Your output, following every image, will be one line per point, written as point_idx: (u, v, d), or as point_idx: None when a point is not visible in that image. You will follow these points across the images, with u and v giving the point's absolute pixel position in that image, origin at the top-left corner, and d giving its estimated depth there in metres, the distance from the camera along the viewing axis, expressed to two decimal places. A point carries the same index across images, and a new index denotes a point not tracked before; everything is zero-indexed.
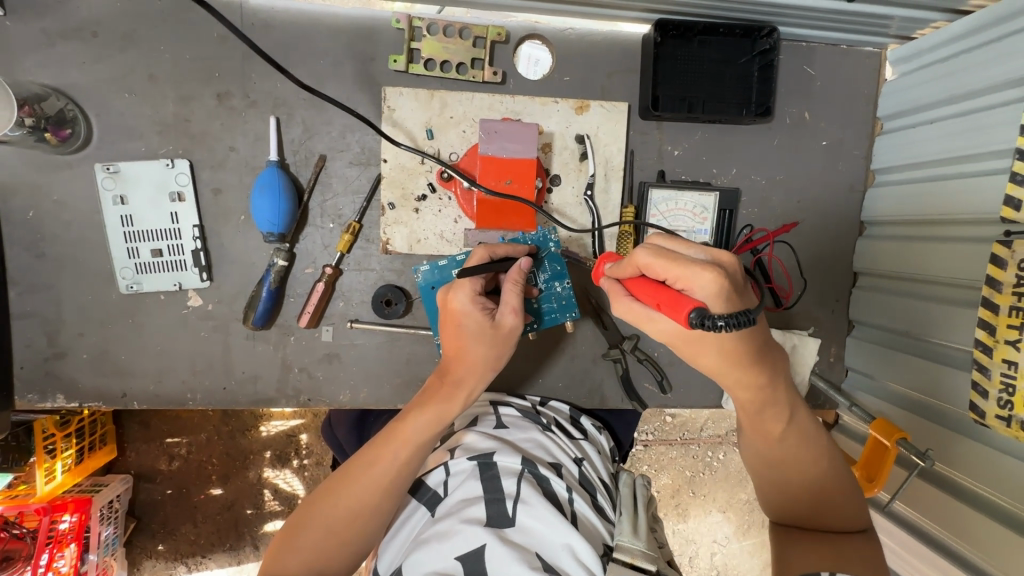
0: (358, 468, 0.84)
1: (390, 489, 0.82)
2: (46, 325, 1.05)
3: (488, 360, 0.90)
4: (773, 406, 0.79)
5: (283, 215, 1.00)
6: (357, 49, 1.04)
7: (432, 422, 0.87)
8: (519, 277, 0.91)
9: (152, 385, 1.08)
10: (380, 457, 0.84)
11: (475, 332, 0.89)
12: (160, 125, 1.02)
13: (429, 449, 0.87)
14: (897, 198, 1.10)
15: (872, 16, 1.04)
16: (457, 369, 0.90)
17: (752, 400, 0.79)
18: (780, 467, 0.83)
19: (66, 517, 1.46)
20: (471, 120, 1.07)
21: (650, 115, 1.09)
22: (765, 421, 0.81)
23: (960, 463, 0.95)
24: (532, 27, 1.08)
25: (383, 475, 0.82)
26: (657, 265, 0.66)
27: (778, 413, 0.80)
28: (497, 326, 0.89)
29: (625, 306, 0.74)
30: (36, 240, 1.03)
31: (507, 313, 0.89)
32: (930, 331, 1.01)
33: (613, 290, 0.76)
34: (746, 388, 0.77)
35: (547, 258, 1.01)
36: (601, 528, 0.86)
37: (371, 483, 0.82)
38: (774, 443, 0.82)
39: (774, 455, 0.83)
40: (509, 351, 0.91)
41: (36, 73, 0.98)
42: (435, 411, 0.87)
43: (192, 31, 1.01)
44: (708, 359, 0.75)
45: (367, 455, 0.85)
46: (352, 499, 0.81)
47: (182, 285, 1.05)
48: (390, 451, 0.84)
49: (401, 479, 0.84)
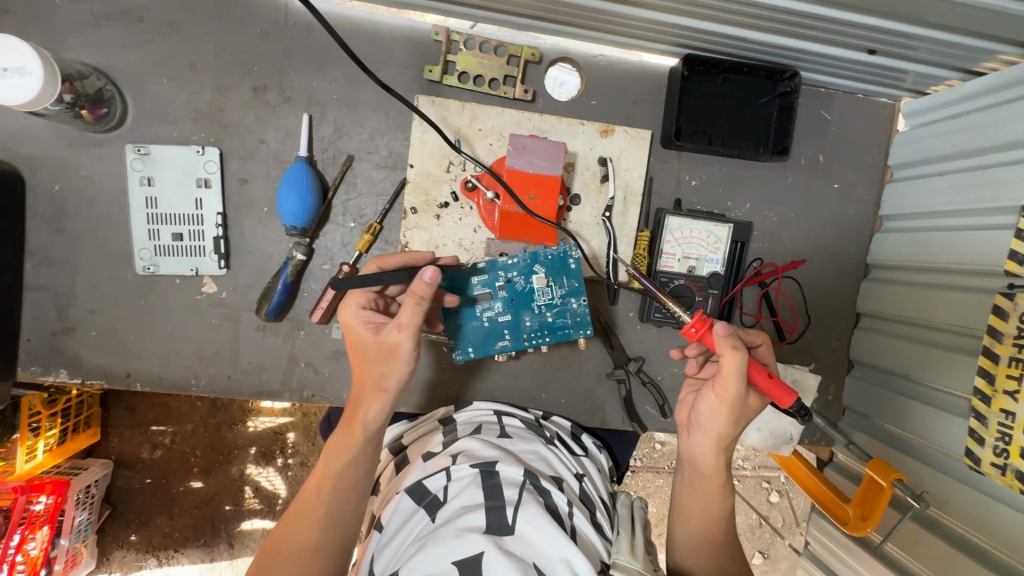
0: (294, 513, 0.88)
1: (326, 521, 0.86)
2: (57, 299, 1.05)
3: (379, 380, 0.89)
4: (726, 480, 0.92)
5: (308, 210, 1.02)
6: (394, 56, 1.08)
7: (344, 451, 0.89)
8: (419, 292, 0.84)
9: (158, 368, 1.08)
10: (308, 495, 0.88)
11: (362, 351, 0.90)
12: (196, 113, 1.04)
13: (349, 475, 0.89)
14: (904, 245, 1.14)
15: (888, 69, 1.09)
16: (357, 391, 0.92)
17: (719, 472, 0.91)
18: (700, 546, 0.91)
19: (42, 498, 1.41)
20: (500, 133, 1.09)
21: (672, 144, 1.12)
22: (709, 493, 0.92)
23: (953, 508, 0.97)
24: (564, 51, 1.12)
25: (314, 511, 0.86)
26: (762, 353, 0.96)
27: (722, 488, 0.92)
28: (384, 341, 0.88)
29: (739, 361, 0.82)
30: (57, 214, 1.03)
31: (392, 329, 0.87)
32: (929, 375, 1.03)
33: (734, 341, 0.82)
34: (724, 451, 0.90)
35: (568, 273, 1.00)
36: (599, 545, 0.86)
37: (307, 519, 0.86)
38: (706, 517, 0.92)
39: (699, 530, 0.92)
40: (403, 368, 0.88)
41: (79, 52, 1.00)
42: (343, 439, 0.90)
43: (236, 24, 1.03)
44: (731, 435, 0.88)
45: (302, 495, 0.89)
46: (295, 540, 0.85)
47: (199, 271, 1.06)
48: (313, 487, 0.89)
49: (331, 508, 0.87)
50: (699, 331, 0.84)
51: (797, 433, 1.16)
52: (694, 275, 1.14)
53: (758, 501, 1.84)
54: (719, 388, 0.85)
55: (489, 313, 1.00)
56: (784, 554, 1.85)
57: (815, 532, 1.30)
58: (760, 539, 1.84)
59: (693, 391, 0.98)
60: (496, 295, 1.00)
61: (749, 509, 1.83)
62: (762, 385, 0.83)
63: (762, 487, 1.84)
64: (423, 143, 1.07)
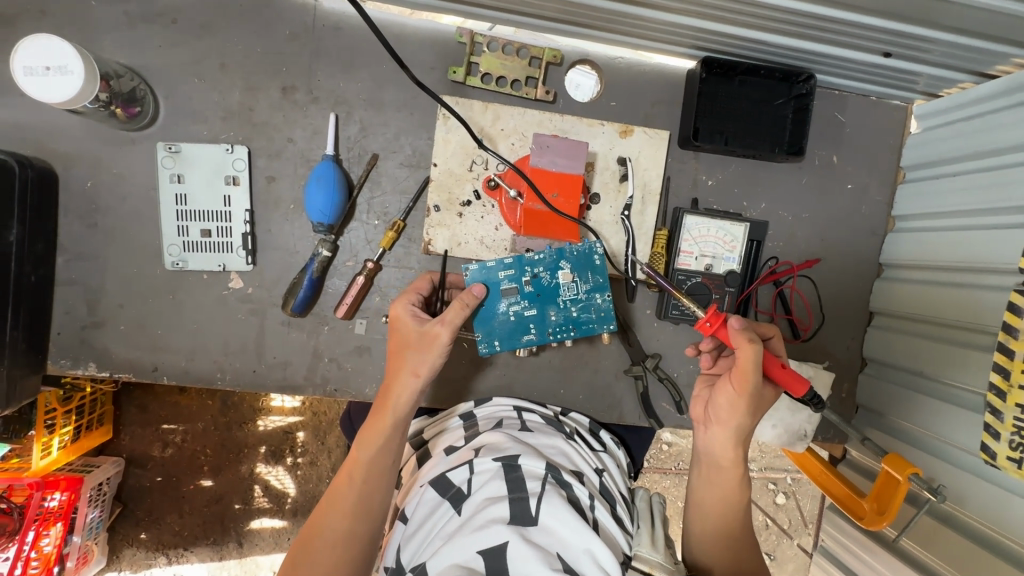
0: (327, 502, 0.88)
1: (355, 511, 0.86)
2: (87, 293, 1.07)
3: (412, 367, 0.93)
4: (743, 472, 0.93)
5: (335, 207, 1.04)
6: (419, 57, 1.10)
7: (375, 439, 0.91)
8: (467, 301, 0.94)
9: (183, 363, 1.10)
10: (340, 483, 0.88)
11: (404, 340, 0.95)
12: (226, 112, 1.06)
13: (381, 463, 0.90)
14: (917, 244, 1.16)
15: (901, 72, 1.11)
16: (386, 381, 0.94)
17: (734, 464, 0.92)
18: (718, 538, 0.92)
19: (57, 494, 1.44)
20: (522, 133, 1.11)
21: (689, 144, 1.15)
22: (727, 486, 0.93)
23: (969, 504, 0.99)
24: (584, 53, 1.15)
25: (347, 498, 0.87)
26: (774, 345, 0.97)
27: (739, 480, 0.93)
28: (425, 331, 0.93)
29: (756, 353, 0.84)
30: (89, 210, 1.05)
31: (434, 321, 0.93)
32: (944, 372, 1.05)
33: (750, 334, 0.84)
34: (741, 442, 0.91)
35: (592, 269, 1.02)
36: (621, 538, 0.87)
37: (339, 507, 0.86)
38: (723, 512, 0.92)
39: (716, 522, 0.93)
40: (437, 360, 0.93)
41: (115, 52, 1.03)
42: (373, 428, 0.92)
43: (266, 26, 1.06)
44: (747, 425, 0.90)
45: (333, 488, 0.89)
46: (327, 530, 0.84)
47: (226, 267, 1.08)
48: (344, 477, 0.89)
49: (364, 495, 0.87)
50: (714, 326, 0.87)
51: (812, 429, 1.18)
52: (711, 273, 1.16)
53: (764, 503, 1.85)
54: (737, 380, 0.87)
55: (515, 308, 1.02)
56: (790, 556, 1.86)
57: (829, 527, 1.33)
58: (768, 541, 1.85)
59: (706, 385, 1.00)
60: (522, 290, 1.01)
61: (757, 511, 1.84)
62: (777, 375, 0.86)
63: (769, 489, 1.85)
64: (446, 143, 1.09)
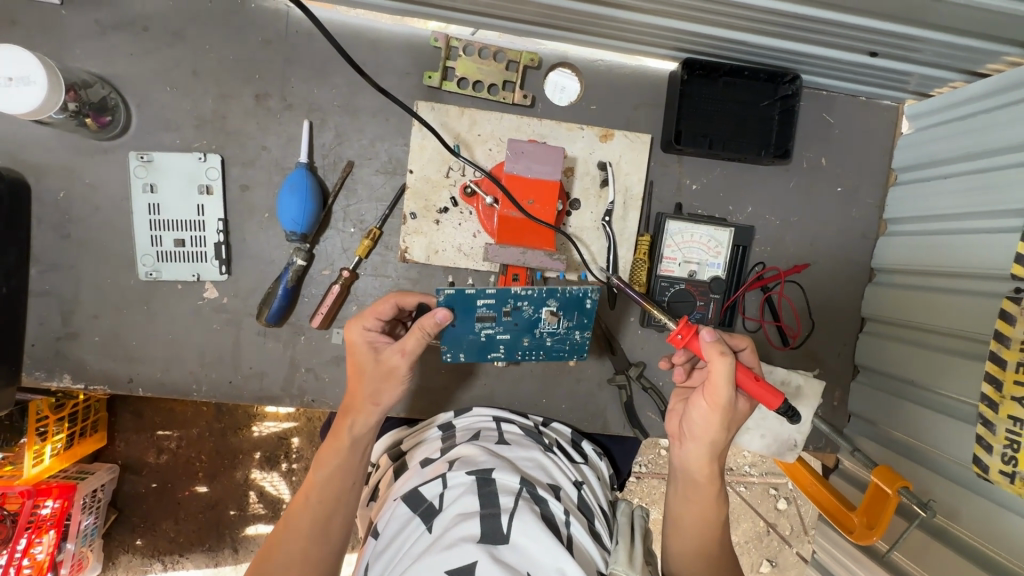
0: (283, 525, 0.86)
1: (312, 533, 0.84)
2: (62, 304, 1.06)
3: (369, 396, 0.90)
4: (719, 490, 0.90)
5: (308, 215, 1.02)
6: (394, 63, 1.08)
7: (333, 458, 0.89)
8: (428, 327, 0.87)
9: (160, 373, 1.09)
10: (298, 504, 0.87)
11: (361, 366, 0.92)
12: (198, 120, 1.05)
13: (339, 483, 0.88)
14: (908, 249, 1.13)
15: (890, 71, 1.08)
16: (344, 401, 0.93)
17: (710, 483, 0.89)
18: (696, 556, 0.89)
19: (49, 502, 1.42)
20: (500, 139, 1.10)
21: (672, 148, 1.12)
22: (703, 503, 0.89)
23: (962, 517, 0.95)
24: (564, 56, 1.12)
25: (303, 519, 0.85)
26: (748, 357, 0.95)
27: (716, 497, 0.89)
28: (382, 362, 0.91)
29: (728, 366, 0.81)
30: (62, 221, 1.04)
31: (393, 351, 0.90)
32: (935, 381, 1.02)
33: (721, 345, 0.81)
34: (715, 458, 0.88)
35: (580, 309, 0.96)
36: (597, 555, 0.85)
37: (296, 529, 0.84)
38: (701, 529, 0.90)
39: (694, 539, 0.90)
40: (398, 390, 0.91)
41: (85, 61, 1.02)
42: (330, 447, 0.90)
43: (238, 33, 1.04)
44: (720, 441, 0.87)
45: (290, 510, 0.87)
46: (283, 553, 0.82)
47: (200, 277, 1.06)
48: (302, 498, 0.87)
49: (319, 516, 0.86)
50: (686, 337, 0.83)
51: (802, 439, 1.14)
52: (695, 280, 1.13)
53: (765, 510, 1.81)
54: (710, 394, 0.84)
55: (488, 330, 0.95)
56: (792, 562, 1.83)
57: (821, 540, 1.29)
58: (768, 547, 1.82)
59: (682, 399, 0.97)
60: (501, 318, 0.94)
61: (757, 517, 1.81)
62: (751, 390, 0.81)
63: (770, 495, 1.81)
64: (422, 149, 1.08)
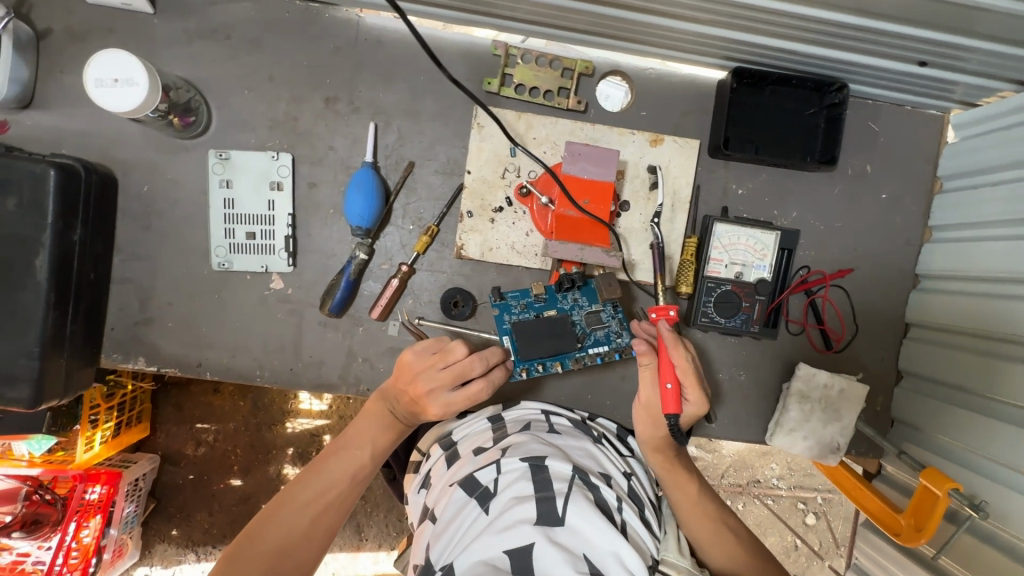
0: (318, 471, 0.91)
1: (349, 488, 0.91)
2: (140, 291, 1.13)
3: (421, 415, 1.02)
4: (684, 472, 1.06)
5: (372, 211, 1.08)
6: (455, 69, 1.14)
7: (386, 436, 0.98)
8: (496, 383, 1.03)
9: (225, 359, 1.14)
10: (341, 458, 0.93)
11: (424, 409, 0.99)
12: (272, 121, 1.12)
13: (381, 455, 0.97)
14: (954, 255, 1.14)
15: (937, 80, 1.10)
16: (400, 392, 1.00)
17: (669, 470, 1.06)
18: (703, 534, 0.99)
19: (97, 487, 1.50)
20: (555, 142, 1.15)
21: (720, 153, 1.16)
22: (682, 486, 1.04)
23: (1011, 519, 0.96)
24: (617, 64, 1.17)
25: (348, 471, 0.92)
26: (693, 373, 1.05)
27: (688, 479, 1.05)
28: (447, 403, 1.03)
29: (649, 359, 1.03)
30: (144, 213, 1.12)
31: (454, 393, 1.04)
32: (983, 385, 1.03)
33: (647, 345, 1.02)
34: (663, 450, 1.08)
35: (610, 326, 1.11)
36: (649, 542, 0.87)
37: (337, 478, 0.90)
38: (693, 509, 1.02)
39: (693, 521, 1.01)
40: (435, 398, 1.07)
41: (174, 65, 1.10)
42: (388, 427, 0.98)
43: (312, 40, 1.12)
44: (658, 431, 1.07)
45: (326, 459, 0.93)
46: (314, 495, 0.87)
47: (268, 268, 1.13)
48: (349, 456, 0.93)
49: (360, 478, 0.93)
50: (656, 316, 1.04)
51: (845, 443, 1.15)
52: (741, 281, 1.15)
53: (793, 523, 1.80)
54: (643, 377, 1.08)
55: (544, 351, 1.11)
56: None
57: (864, 547, 1.29)
58: (797, 563, 1.80)
59: None
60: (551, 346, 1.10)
61: (785, 531, 1.79)
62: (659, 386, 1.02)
63: (798, 508, 1.80)
64: (480, 151, 1.13)
